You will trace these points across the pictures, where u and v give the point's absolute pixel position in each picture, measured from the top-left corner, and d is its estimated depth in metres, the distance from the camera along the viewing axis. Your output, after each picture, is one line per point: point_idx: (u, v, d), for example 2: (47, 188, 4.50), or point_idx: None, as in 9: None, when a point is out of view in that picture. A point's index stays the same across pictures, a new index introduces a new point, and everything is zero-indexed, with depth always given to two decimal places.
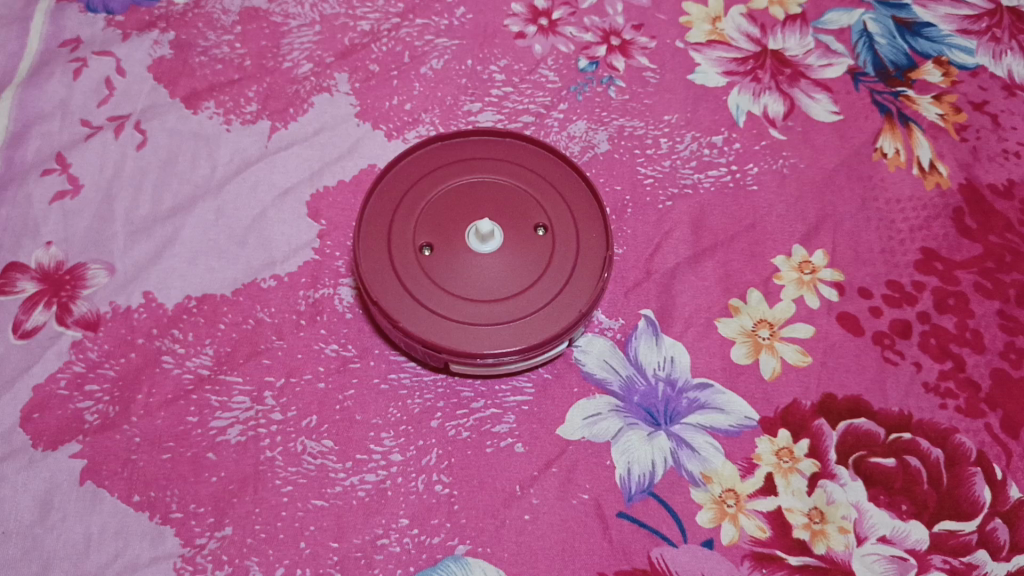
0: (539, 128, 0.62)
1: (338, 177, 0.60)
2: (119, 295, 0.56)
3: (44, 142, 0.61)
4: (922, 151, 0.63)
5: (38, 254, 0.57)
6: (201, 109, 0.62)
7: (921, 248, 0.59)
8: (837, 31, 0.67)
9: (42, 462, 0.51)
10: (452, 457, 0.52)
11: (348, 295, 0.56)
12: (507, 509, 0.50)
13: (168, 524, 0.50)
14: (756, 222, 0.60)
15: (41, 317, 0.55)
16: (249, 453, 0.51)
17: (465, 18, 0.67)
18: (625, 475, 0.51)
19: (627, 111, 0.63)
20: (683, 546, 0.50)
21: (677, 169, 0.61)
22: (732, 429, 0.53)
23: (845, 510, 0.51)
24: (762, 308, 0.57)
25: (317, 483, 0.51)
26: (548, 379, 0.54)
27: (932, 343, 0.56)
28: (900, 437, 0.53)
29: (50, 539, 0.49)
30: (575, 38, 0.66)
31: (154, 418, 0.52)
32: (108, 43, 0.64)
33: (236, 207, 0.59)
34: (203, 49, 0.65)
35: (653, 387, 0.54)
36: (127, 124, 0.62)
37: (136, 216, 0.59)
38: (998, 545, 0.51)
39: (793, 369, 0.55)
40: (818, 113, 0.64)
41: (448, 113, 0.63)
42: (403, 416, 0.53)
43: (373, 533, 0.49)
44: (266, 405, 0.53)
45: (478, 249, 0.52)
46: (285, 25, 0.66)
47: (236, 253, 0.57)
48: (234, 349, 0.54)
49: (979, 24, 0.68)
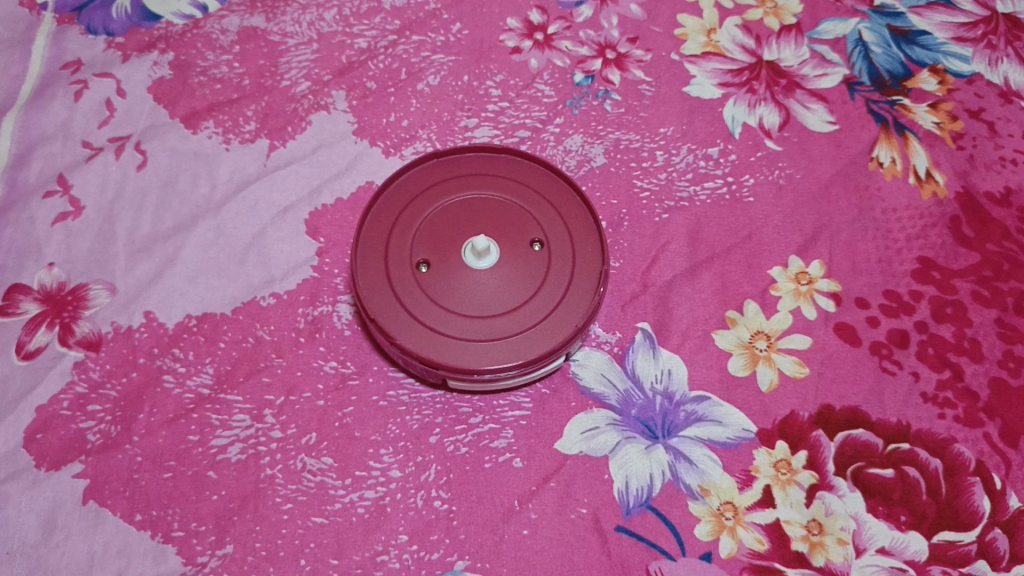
0: (535, 143, 0.63)
1: (336, 195, 0.60)
2: (121, 314, 0.56)
3: (46, 164, 0.61)
4: (919, 159, 0.63)
5: (40, 275, 0.58)
6: (201, 129, 0.63)
7: (918, 256, 0.59)
8: (833, 41, 0.68)
9: (46, 482, 0.52)
10: (451, 473, 0.52)
11: (347, 312, 0.56)
12: (505, 524, 0.51)
13: (170, 543, 0.50)
14: (752, 233, 0.60)
15: (43, 338, 0.56)
16: (250, 471, 0.52)
17: (461, 33, 0.67)
18: (624, 489, 0.52)
19: (623, 124, 0.64)
20: (681, 559, 0.50)
21: (673, 182, 0.62)
22: (730, 441, 0.53)
23: (843, 521, 0.51)
24: (758, 319, 0.57)
25: (317, 500, 0.51)
26: (546, 394, 0.54)
27: (930, 353, 0.56)
28: (898, 448, 0.53)
29: (53, 558, 0.50)
30: (571, 52, 0.67)
31: (155, 437, 0.53)
32: (108, 64, 0.65)
33: (235, 225, 0.60)
34: (202, 69, 0.65)
35: (650, 400, 0.54)
36: (127, 145, 0.62)
37: (137, 236, 0.59)
38: (998, 555, 0.51)
39: (791, 380, 0.55)
40: (813, 123, 0.64)
41: (445, 129, 0.63)
42: (402, 432, 0.53)
43: (373, 550, 0.50)
44: (266, 423, 0.53)
45: (475, 265, 0.52)
46: (283, 44, 0.67)
47: (237, 272, 0.58)
48: (234, 368, 0.55)
49: (974, 31, 0.68)
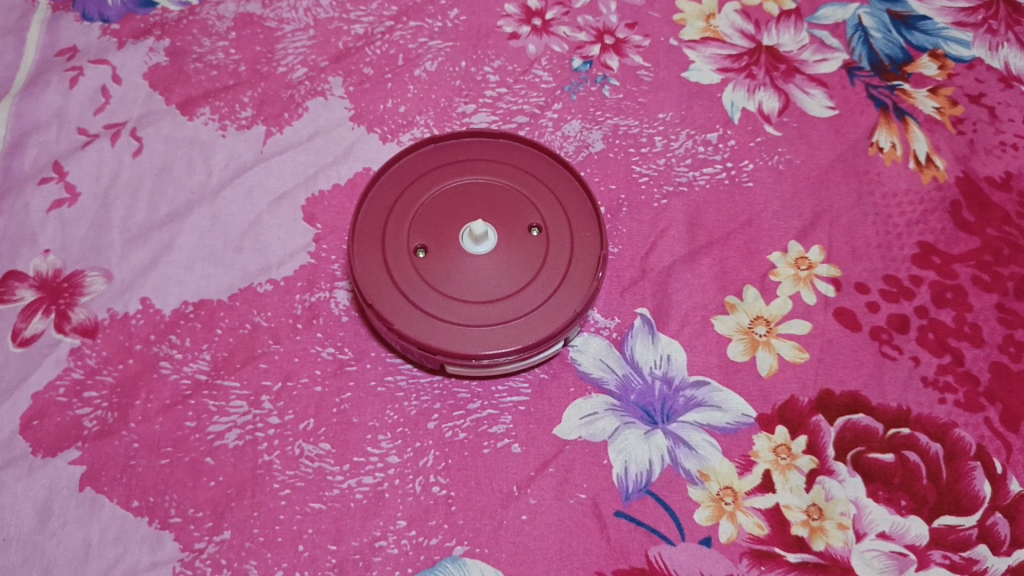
0: (533, 128, 0.62)
1: (333, 181, 0.60)
2: (116, 302, 0.56)
3: (42, 151, 0.61)
4: (919, 144, 0.62)
5: (36, 262, 0.58)
6: (197, 116, 0.63)
7: (918, 241, 0.59)
8: (832, 26, 0.67)
9: (42, 469, 0.51)
10: (449, 459, 0.52)
11: (344, 298, 0.56)
12: (504, 509, 0.50)
13: (167, 529, 0.50)
14: (752, 219, 0.59)
15: (39, 325, 0.55)
16: (248, 458, 0.52)
17: (458, 19, 0.67)
18: (623, 474, 0.51)
19: (621, 110, 0.63)
20: (681, 544, 0.50)
21: (672, 167, 0.61)
22: (729, 426, 0.53)
23: (843, 506, 0.51)
24: (757, 305, 0.56)
25: (315, 486, 0.51)
26: (545, 379, 0.54)
27: (930, 338, 0.56)
28: (898, 433, 0.53)
29: (50, 545, 0.50)
30: (569, 38, 0.66)
31: (152, 424, 0.53)
32: (103, 51, 0.65)
33: (230, 212, 0.59)
34: (197, 56, 0.65)
35: (649, 385, 0.54)
36: (122, 132, 0.62)
37: (133, 223, 0.59)
38: (999, 539, 0.51)
39: (790, 366, 0.55)
40: (813, 109, 0.64)
41: (443, 115, 0.63)
42: (400, 418, 0.53)
43: (371, 536, 0.50)
44: (264, 409, 0.53)
45: (473, 250, 0.52)
46: (279, 30, 0.66)
47: (233, 258, 0.57)
48: (231, 354, 0.54)
49: (974, 16, 0.68)
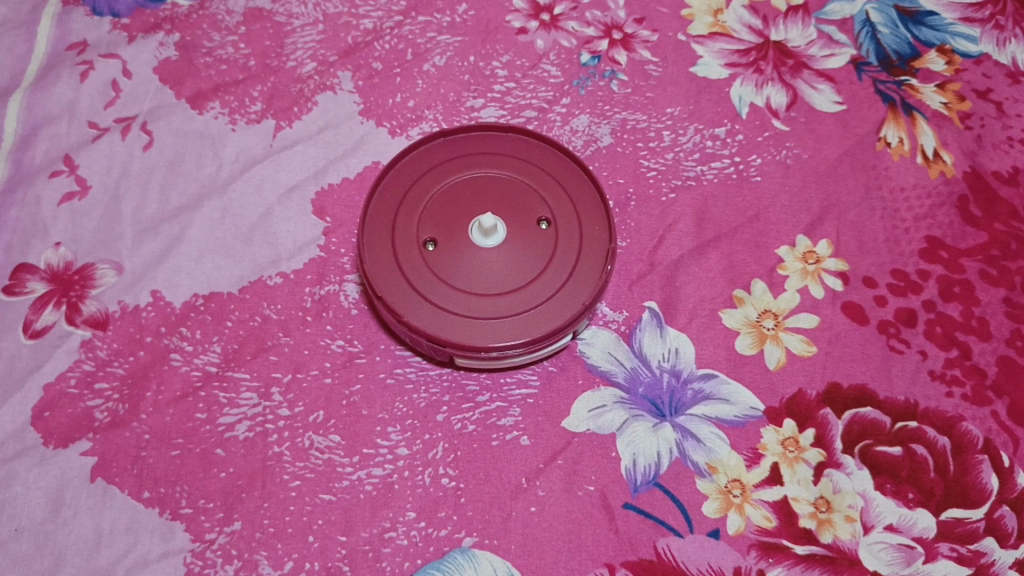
0: (541, 123, 0.63)
1: (342, 175, 0.60)
2: (127, 294, 0.56)
3: (53, 145, 0.61)
4: (927, 139, 0.62)
5: (47, 255, 0.58)
6: (207, 110, 0.63)
7: (926, 236, 0.59)
8: (840, 22, 0.67)
9: (54, 459, 0.52)
10: (458, 450, 0.52)
11: (353, 291, 0.56)
12: (513, 501, 0.51)
13: (178, 520, 0.50)
14: (759, 213, 0.59)
15: (50, 317, 0.56)
16: (258, 449, 0.52)
17: (467, 14, 0.67)
18: (631, 466, 0.52)
19: (629, 104, 0.64)
20: (689, 536, 0.50)
21: (680, 161, 0.61)
22: (737, 419, 0.53)
23: (851, 499, 0.51)
24: (765, 298, 0.57)
25: (325, 477, 0.51)
26: (554, 372, 0.54)
27: (938, 332, 0.56)
28: (905, 426, 0.53)
29: (61, 535, 0.50)
30: (577, 33, 0.66)
31: (162, 415, 0.53)
32: (114, 45, 0.65)
33: (240, 206, 0.59)
34: (207, 50, 0.65)
35: (658, 378, 0.54)
36: (133, 125, 0.62)
37: (143, 215, 0.59)
38: (1006, 532, 0.51)
39: (798, 359, 0.55)
40: (821, 104, 0.64)
41: (451, 110, 0.63)
42: (409, 410, 0.53)
43: (381, 527, 0.50)
44: (274, 401, 0.53)
45: (482, 243, 0.52)
46: (289, 25, 0.66)
47: (243, 252, 0.58)
48: (241, 346, 0.55)
49: (982, 12, 0.68)
